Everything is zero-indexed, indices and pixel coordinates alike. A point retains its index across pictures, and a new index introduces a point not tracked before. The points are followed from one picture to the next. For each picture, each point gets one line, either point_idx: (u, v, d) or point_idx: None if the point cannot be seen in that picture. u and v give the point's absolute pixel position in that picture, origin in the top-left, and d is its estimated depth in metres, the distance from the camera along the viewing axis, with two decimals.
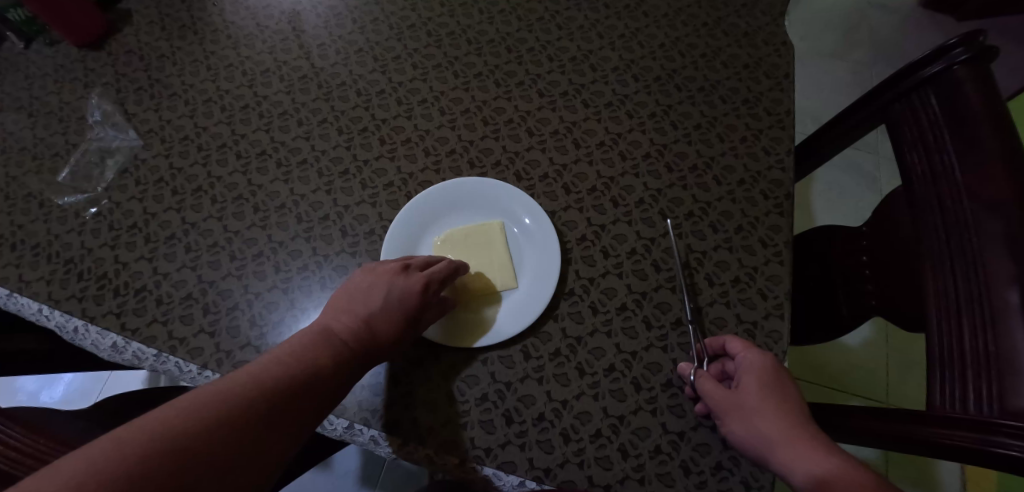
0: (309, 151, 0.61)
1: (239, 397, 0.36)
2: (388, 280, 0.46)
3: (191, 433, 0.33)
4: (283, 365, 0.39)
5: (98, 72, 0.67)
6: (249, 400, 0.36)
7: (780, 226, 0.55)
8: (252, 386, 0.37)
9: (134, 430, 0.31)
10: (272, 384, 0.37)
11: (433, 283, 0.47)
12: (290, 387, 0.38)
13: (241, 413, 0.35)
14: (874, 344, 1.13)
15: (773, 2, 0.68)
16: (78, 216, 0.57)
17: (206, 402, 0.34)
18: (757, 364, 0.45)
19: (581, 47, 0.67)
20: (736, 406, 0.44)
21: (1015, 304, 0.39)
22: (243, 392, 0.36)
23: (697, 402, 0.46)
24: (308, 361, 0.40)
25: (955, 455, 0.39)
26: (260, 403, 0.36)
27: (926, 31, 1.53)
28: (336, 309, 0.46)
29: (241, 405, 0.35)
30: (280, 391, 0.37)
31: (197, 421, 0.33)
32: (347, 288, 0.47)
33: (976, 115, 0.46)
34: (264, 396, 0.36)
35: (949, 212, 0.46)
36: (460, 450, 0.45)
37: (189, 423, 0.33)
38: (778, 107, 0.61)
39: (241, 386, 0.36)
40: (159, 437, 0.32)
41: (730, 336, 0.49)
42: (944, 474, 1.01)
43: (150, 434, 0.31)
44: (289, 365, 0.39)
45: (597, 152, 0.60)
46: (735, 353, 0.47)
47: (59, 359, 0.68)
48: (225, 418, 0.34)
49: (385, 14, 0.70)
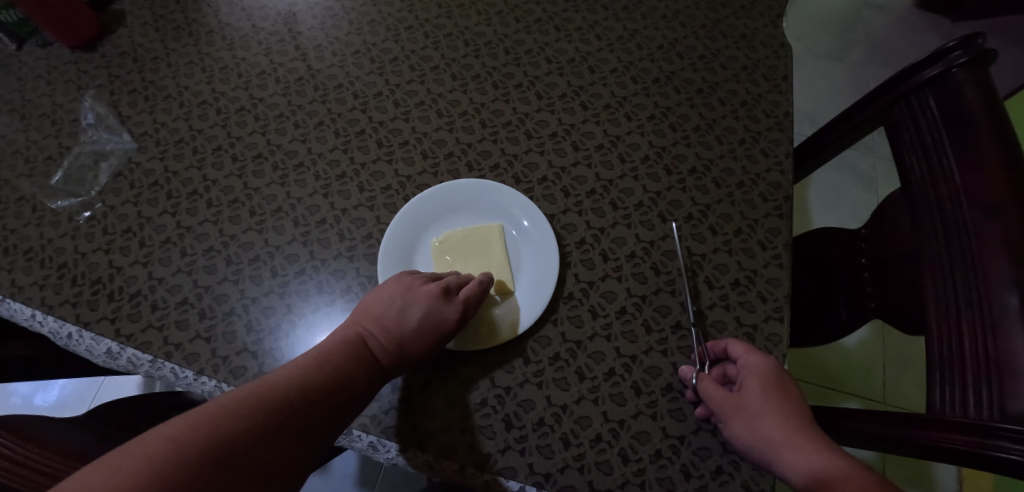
0: (305, 155, 0.60)
1: (268, 404, 0.36)
2: (427, 302, 0.45)
3: (228, 436, 0.33)
4: (311, 373, 0.39)
5: (91, 74, 0.66)
6: (285, 407, 0.36)
7: (779, 228, 0.55)
8: (283, 395, 0.37)
9: (166, 434, 0.32)
10: (309, 393, 0.38)
11: (468, 309, 0.47)
12: (319, 397, 0.38)
13: (271, 421, 0.35)
14: (871, 345, 1.13)
15: (770, 4, 0.68)
16: (71, 220, 0.56)
17: (235, 408, 0.35)
18: (759, 368, 0.45)
19: (580, 49, 0.66)
20: (739, 409, 0.44)
21: (1014, 307, 0.39)
22: (273, 399, 0.36)
23: (699, 406, 0.46)
24: (338, 376, 0.40)
25: (955, 458, 0.39)
26: (295, 411, 0.36)
27: (922, 32, 1.53)
28: (367, 320, 0.45)
29: (270, 411, 0.35)
30: (309, 400, 0.37)
31: (236, 425, 0.34)
32: (380, 300, 0.46)
33: (976, 117, 0.46)
34: (294, 404, 0.37)
35: (949, 215, 0.46)
36: (459, 457, 0.45)
37: (226, 425, 0.33)
38: (777, 109, 0.61)
39: (276, 391, 0.37)
40: (191, 442, 0.32)
41: (733, 339, 0.49)
42: (941, 477, 1.02)
43: (187, 437, 0.32)
44: (322, 375, 0.39)
45: (596, 155, 0.60)
46: (738, 357, 0.47)
47: (55, 365, 0.68)
48: (255, 424, 0.34)
49: (382, 15, 0.69)
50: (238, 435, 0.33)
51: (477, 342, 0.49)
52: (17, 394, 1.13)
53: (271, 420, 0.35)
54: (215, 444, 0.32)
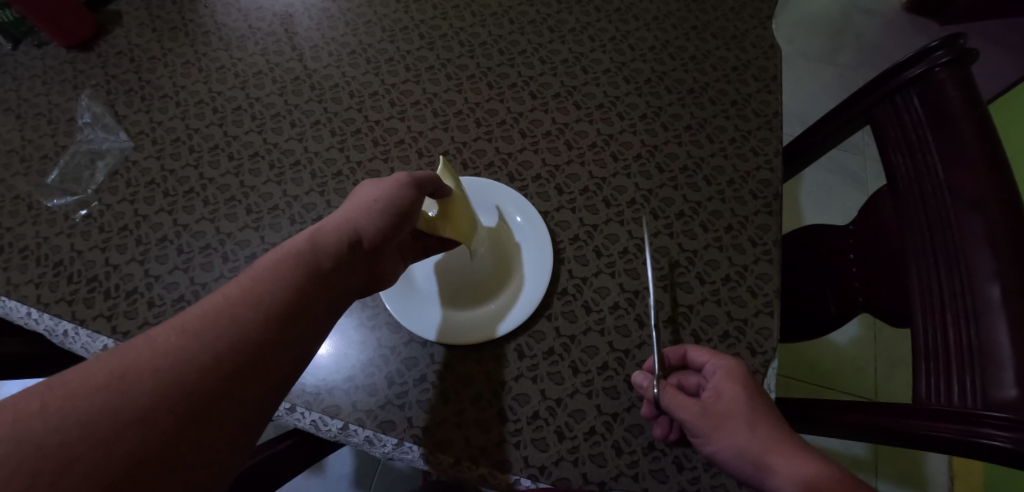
0: (302, 153, 0.61)
1: (199, 336, 0.32)
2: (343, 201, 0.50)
3: (145, 377, 0.29)
4: (254, 295, 0.35)
5: (87, 74, 0.66)
6: (217, 334, 0.32)
7: (769, 225, 0.56)
8: (212, 326, 0.32)
9: (90, 388, 0.28)
10: (243, 315, 0.34)
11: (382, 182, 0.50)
12: (264, 323, 0.34)
13: (205, 351, 0.31)
14: (862, 342, 1.15)
15: (760, 7, 0.70)
16: (67, 218, 0.57)
17: (160, 346, 0.30)
18: (721, 374, 0.45)
19: (573, 49, 0.67)
20: (710, 415, 0.43)
21: (995, 298, 0.40)
22: (199, 326, 0.32)
23: (657, 423, 0.45)
24: (274, 285, 0.36)
25: (941, 446, 0.40)
26: (229, 335, 0.32)
27: (909, 35, 1.56)
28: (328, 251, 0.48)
29: (217, 348, 0.32)
30: (253, 331, 0.33)
31: (158, 361, 0.30)
32: None
33: (957, 115, 0.47)
34: (228, 331, 0.33)
35: (932, 209, 0.48)
36: (455, 451, 0.45)
37: (144, 366, 0.29)
38: (766, 109, 0.63)
39: (205, 320, 0.32)
40: (117, 399, 0.28)
41: (694, 345, 0.49)
42: (933, 470, 1.03)
43: (99, 382, 0.28)
44: (267, 295, 0.35)
45: (589, 153, 0.61)
46: (701, 360, 0.47)
47: (49, 364, 0.67)
48: (181, 356, 0.30)
49: (378, 16, 0.70)
50: (177, 380, 0.30)
51: (484, 334, 0.49)
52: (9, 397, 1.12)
53: (211, 356, 0.31)
54: (160, 395, 0.29)
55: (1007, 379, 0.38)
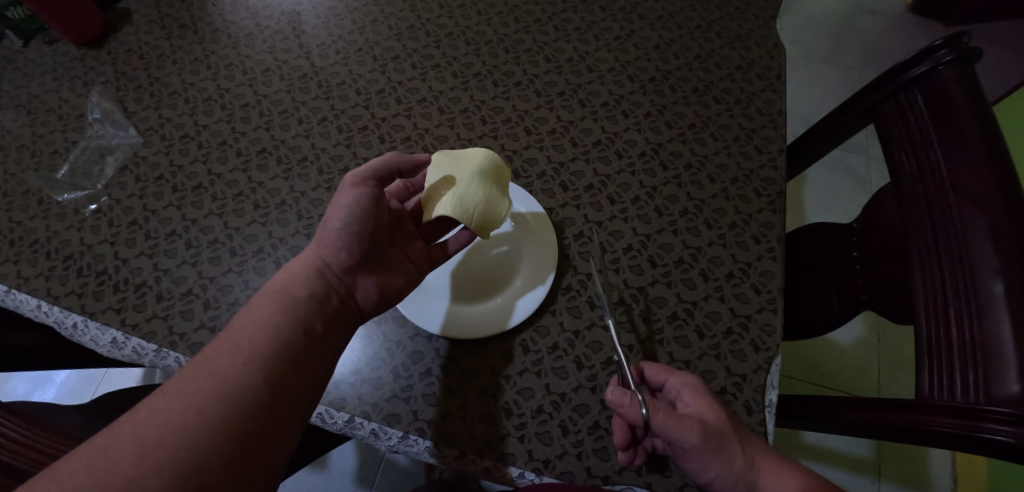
0: (309, 149, 0.62)
1: (187, 395, 0.38)
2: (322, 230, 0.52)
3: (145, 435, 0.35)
4: (231, 351, 0.41)
5: (97, 70, 0.67)
6: (203, 388, 0.38)
7: (773, 222, 0.56)
8: (197, 384, 0.38)
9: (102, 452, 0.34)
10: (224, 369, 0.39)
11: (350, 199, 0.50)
12: (236, 377, 0.39)
13: (194, 405, 0.37)
14: (866, 343, 1.15)
15: (765, 6, 0.70)
16: (77, 213, 0.57)
17: (156, 409, 0.36)
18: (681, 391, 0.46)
19: (578, 48, 0.68)
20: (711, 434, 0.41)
21: (999, 294, 0.40)
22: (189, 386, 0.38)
23: (623, 450, 0.44)
24: (249, 340, 0.42)
25: (946, 442, 0.41)
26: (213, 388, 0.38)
27: (913, 36, 1.56)
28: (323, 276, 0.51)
29: (205, 400, 0.37)
30: (234, 384, 0.39)
31: (154, 421, 0.36)
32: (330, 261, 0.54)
33: (960, 112, 0.47)
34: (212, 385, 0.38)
35: (935, 206, 0.48)
36: (460, 444, 0.45)
37: (144, 427, 0.35)
38: (770, 107, 0.63)
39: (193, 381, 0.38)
40: (122, 456, 0.33)
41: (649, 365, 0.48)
42: (936, 473, 1.03)
43: (108, 447, 0.34)
44: (242, 348, 0.41)
45: (594, 151, 0.61)
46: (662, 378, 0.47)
47: (57, 357, 0.68)
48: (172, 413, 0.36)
49: (385, 15, 0.71)
50: (170, 432, 0.35)
51: (492, 327, 0.50)
52: (15, 392, 1.13)
53: (200, 408, 0.37)
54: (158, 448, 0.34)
55: (1010, 375, 0.38)
